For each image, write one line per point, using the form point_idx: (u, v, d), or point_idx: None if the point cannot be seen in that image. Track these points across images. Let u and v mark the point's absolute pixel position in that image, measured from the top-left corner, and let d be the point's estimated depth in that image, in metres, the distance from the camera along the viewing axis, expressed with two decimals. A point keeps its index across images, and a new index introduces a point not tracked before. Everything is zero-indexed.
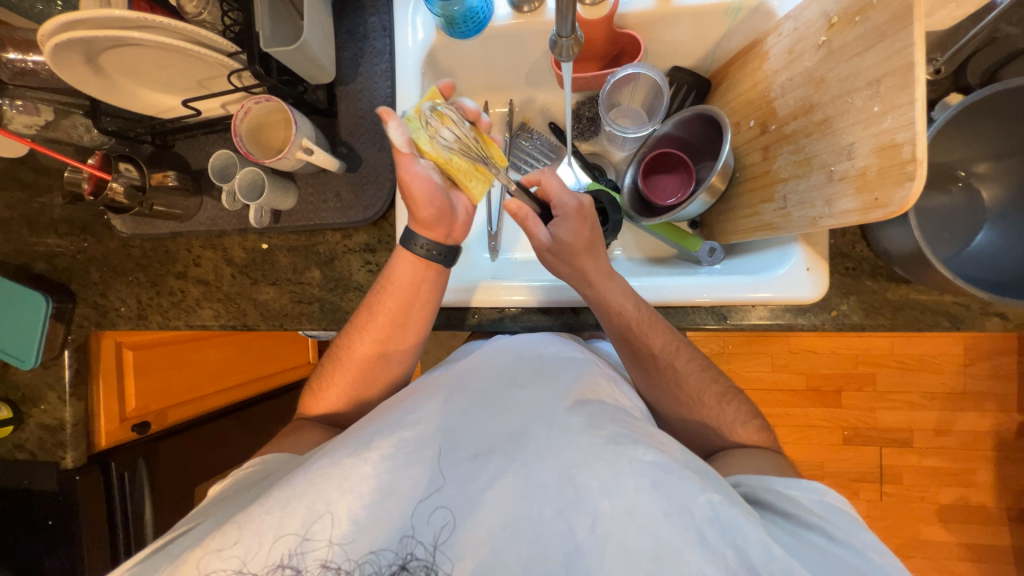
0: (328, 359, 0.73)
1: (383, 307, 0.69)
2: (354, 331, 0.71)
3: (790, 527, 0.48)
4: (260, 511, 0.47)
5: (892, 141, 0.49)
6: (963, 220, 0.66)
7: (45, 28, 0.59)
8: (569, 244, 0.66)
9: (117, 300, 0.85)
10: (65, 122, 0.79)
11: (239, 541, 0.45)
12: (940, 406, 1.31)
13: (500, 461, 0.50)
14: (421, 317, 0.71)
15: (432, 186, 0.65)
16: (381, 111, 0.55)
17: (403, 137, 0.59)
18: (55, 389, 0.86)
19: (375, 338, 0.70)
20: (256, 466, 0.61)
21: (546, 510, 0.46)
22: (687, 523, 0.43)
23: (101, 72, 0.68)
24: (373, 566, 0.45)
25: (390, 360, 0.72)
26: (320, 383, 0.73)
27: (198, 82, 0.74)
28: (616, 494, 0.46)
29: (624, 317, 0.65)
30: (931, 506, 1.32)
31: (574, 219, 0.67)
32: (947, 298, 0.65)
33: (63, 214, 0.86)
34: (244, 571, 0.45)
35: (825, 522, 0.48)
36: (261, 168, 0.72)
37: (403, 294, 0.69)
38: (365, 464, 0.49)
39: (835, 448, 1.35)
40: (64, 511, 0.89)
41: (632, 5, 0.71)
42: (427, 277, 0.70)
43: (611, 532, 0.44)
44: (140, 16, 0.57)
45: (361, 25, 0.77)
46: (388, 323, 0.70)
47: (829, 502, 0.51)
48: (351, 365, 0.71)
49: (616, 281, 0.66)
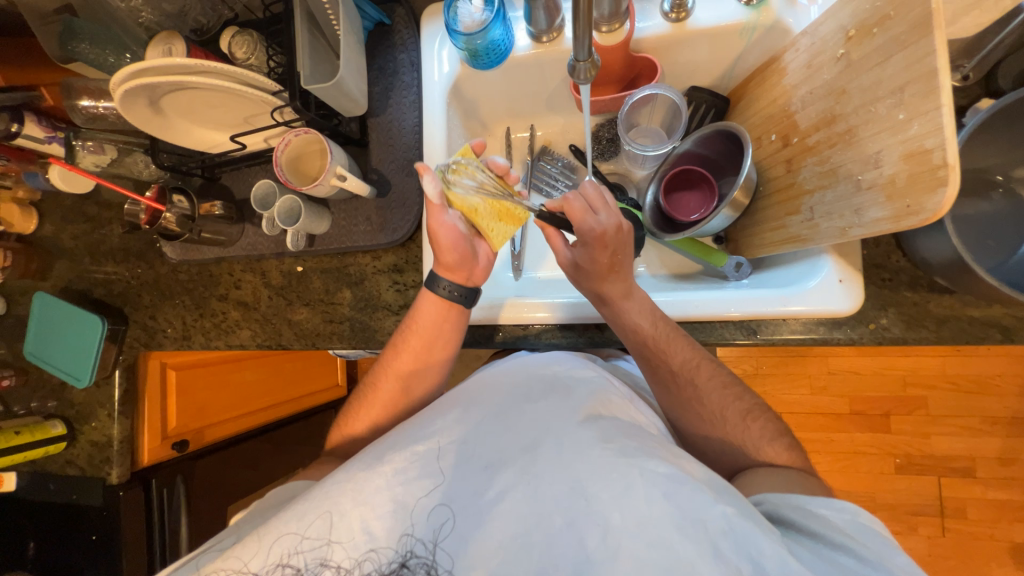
0: (358, 395, 0.75)
1: (408, 346, 0.72)
2: (380, 367, 0.74)
3: (812, 544, 0.45)
4: (271, 524, 0.48)
5: (920, 148, 0.48)
6: (1008, 226, 0.63)
7: (117, 77, 0.66)
8: (585, 269, 0.67)
9: (164, 322, 0.91)
10: (127, 160, 0.87)
11: (245, 544, 0.48)
12: (1004, 431, 1.21)
13: (512, 474, 0.49)
14: (441, 350, 0.73)
15: (458, 234, 0.69)
16: (418, 167, 0.62)
17: (436, 189, 0.65)
18: (106, 407, 0.92)
19: (398, 373, 0.72)
20: (279, 491, 0.61)
21: (556, 520, 0.46)
22: (697, 534, 0.42)
23: (161, 113, 0.76)
24: (374, 564, 0.46)
25: (414, 395, 0.74)
26: (346, 418, 0.74)
27: (244, 118, 0.80)
28: (627, 504, 0.44)
29: (641, 335, 0.65)
30: (1003, 544, 1.20)
31: (592, 247, 0.65)
32: (996, 309, 0.62)
33: (121, 243, 0.94)
34: (245, 570, 0.46)
35: (858, 545, 0.44)
36: (299, 196, 0.77)
37: (427, 333, 0.71)
38: (378, 478, 0.49)
39: (887, 478, 1.25)
40: (107, 526, 0.93)
41: (648, 31, 0.73)
42: (449, 317, 0.72)
43: (621, 541, 0.43)
44: (198, 63, 0.64)
45: (391, 61, 0.82)
46: (412, 360, 0.72)
47: (863, 522, 0.47)
48: (377, 400, 0.73)
49: (635, 300, 0.66)
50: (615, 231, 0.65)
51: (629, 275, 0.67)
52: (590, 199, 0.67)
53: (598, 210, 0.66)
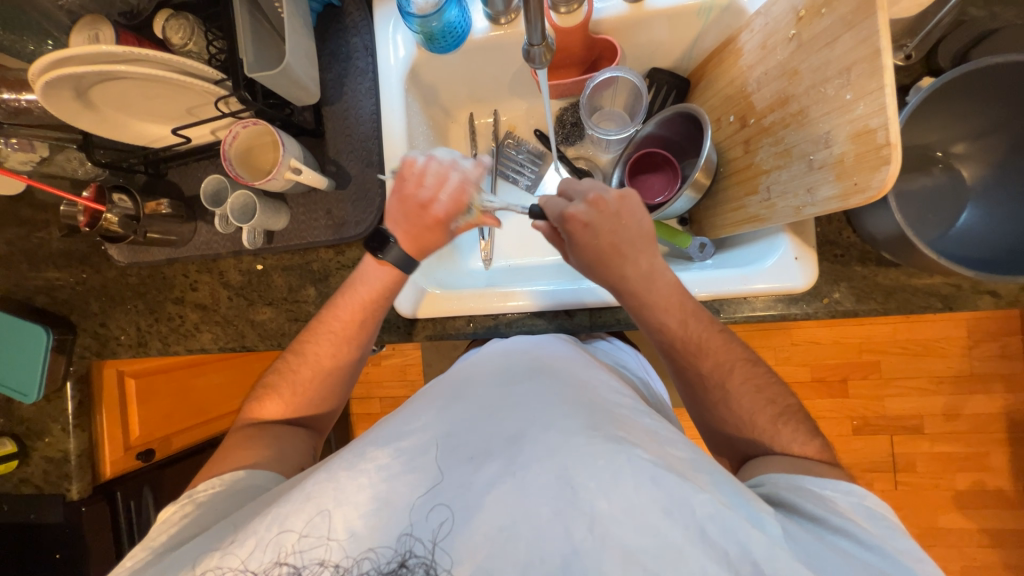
0: (280, 363, 0.70)
1: (346, 308, 0.69)
2: (311, 333, 0.70)
3: (816, 529, 0.47)
4: (259, 525, 0.46)
5: (866, 127, 0.50)
6: (947, 199, 0.67)
7: (35, 67, 0.60)
8: (589, 257, 0.66)
9: (117, 328, 0.86)
10: (60, 157, 0.82)
11: (236, 542, 0.46)
12: (948, 389, 1.30)
13: (499, 465, 0.47)
14: (376, 315, 0.70)
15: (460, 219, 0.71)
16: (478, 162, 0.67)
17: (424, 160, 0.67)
18: (59, 421, 0.87)
19: (331, 339, 0.69)
20: (236, 476, 0.57)
21: (544, 511, 0.44)
22: (686, 520, 0.42)
23: (92, 106, 0.70)
24: (373, 563, 0.45)
25: (345, 363, 0.70)
26: (265, 389, 0.69)
27: (186, 110, 0.75)
28: (613, 490, 0.44)
29: (665, 333, 0.65)
30: (947, 493, 1.31)
31: (584, 230, 0.64)
32: (938, 279, 0.65)
33: (62, 247, 0.87)
34: (246, 570, 0.45)
35: (856, 527, 0.47)
36: (252, 191, 0.73)
37: (369, 294, 0.69)
38: (361, 476, 0.48)
39: (845, 439, 1.33)
40: (72, 544, 0.89)
41: (607, 12, 0.72)
42: (392, 284, 0.69)
43: (609, 530, 0.43)
44: (126, 51, 0.59)
45: (344, 45, 0.78)
46: (347, 325, 0.69)
47: (868, 505, 0.49)
48: (303, 367, 0.68)
49: (659, 293, 0.64)
50: (589, 207, 0.64)
51: (640, 256, 0.64)
52: (567, 188, 0.69)
53: (573, 196, 0.68)
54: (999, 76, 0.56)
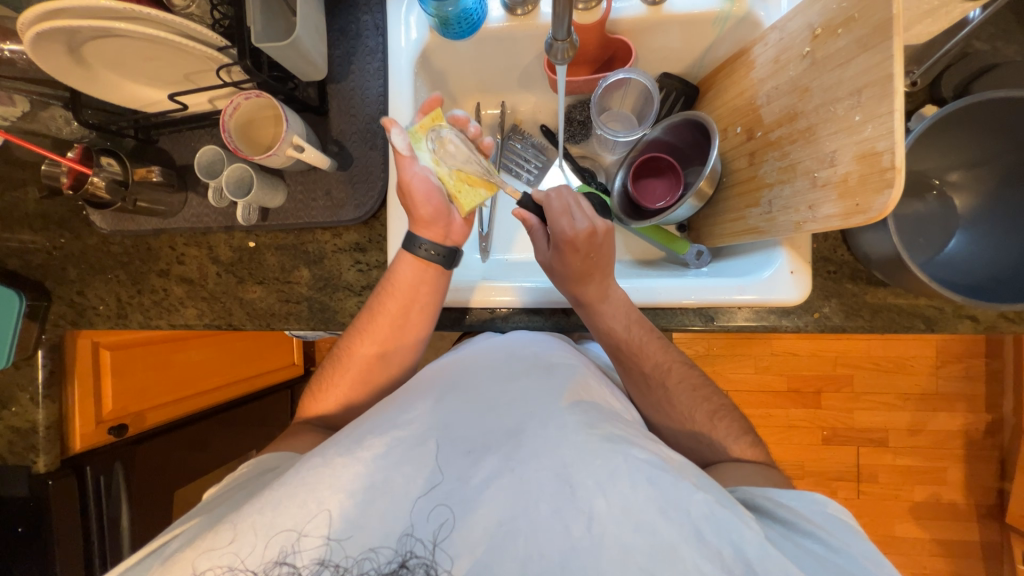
0: (331, 361, 0.71)
1: (385, 309, 0.68)
2: (355, 333, 0.70)
3: (788, 531, 0.48)
4: (254, 509, 0.45)
5: (872, 149, 0.51)
6: (938, 225, 0.69)
7: (25, 17, 0.57)
8: (559, 270, 0.66)
9: (95, 298, 0.83)
10: (43, 114, 0.79)
11: (233, 541, 0.44)
12: (915, 406, 1.35)
13: (498, 459, 0.48)
14: (422, 318, 0.70)
15: (431, 186, 0.67)
16: (385, 120, 0.62)
17: (405, 140, 0.64)
18: (27, 390, 0.83)
19: (374, 338, 0.69)
20: (251, 467, 0.59)
21: (543, 508, 0.45)
22: (681, 519, 0.43)
23: (83, 63, 0.67)
24: (373, 563, 0.44)
25: (393, 360, 0.71)
26: (322, 385, 0.71)
27: (184, 75, 0.72)
28: (611, 490, 0.45)
29: (613, 337, 0.67)
30: (906, 504, 1.37)
31: (566, 249, 0.65)
32: (923, 301, 0.67)
33: (38, 209, 0.83)
34: (238, 567, 0.43)
35: (823, 532, 0.48)
36: (250, 165, 0.71)
37: (404, 295, 0.68)
38: (358, 464, 0.47)
39: (815, 448, 1.38)
40: (34, 518, 0.85)
41: (624, 12, 0.72)
42: (428, 278, 0.69)
43: (606, 529, 0.43)
44: (124, 7, 0.56)
45: (354, 23, 0.76)
46: (390, 324, 0.68)
47: (831, 513, 0.51)
48: (353, 366, 0.69)
49: (610, 303, 0.66)
50: (585, 236, 0.64)
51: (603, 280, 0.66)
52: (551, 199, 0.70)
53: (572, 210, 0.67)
54: (997, 109, 0.58)
